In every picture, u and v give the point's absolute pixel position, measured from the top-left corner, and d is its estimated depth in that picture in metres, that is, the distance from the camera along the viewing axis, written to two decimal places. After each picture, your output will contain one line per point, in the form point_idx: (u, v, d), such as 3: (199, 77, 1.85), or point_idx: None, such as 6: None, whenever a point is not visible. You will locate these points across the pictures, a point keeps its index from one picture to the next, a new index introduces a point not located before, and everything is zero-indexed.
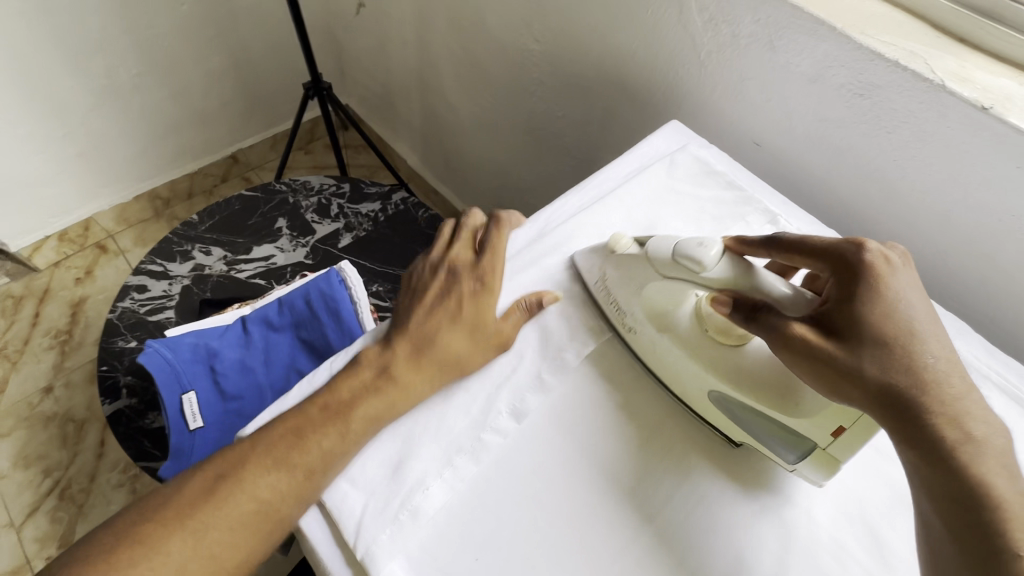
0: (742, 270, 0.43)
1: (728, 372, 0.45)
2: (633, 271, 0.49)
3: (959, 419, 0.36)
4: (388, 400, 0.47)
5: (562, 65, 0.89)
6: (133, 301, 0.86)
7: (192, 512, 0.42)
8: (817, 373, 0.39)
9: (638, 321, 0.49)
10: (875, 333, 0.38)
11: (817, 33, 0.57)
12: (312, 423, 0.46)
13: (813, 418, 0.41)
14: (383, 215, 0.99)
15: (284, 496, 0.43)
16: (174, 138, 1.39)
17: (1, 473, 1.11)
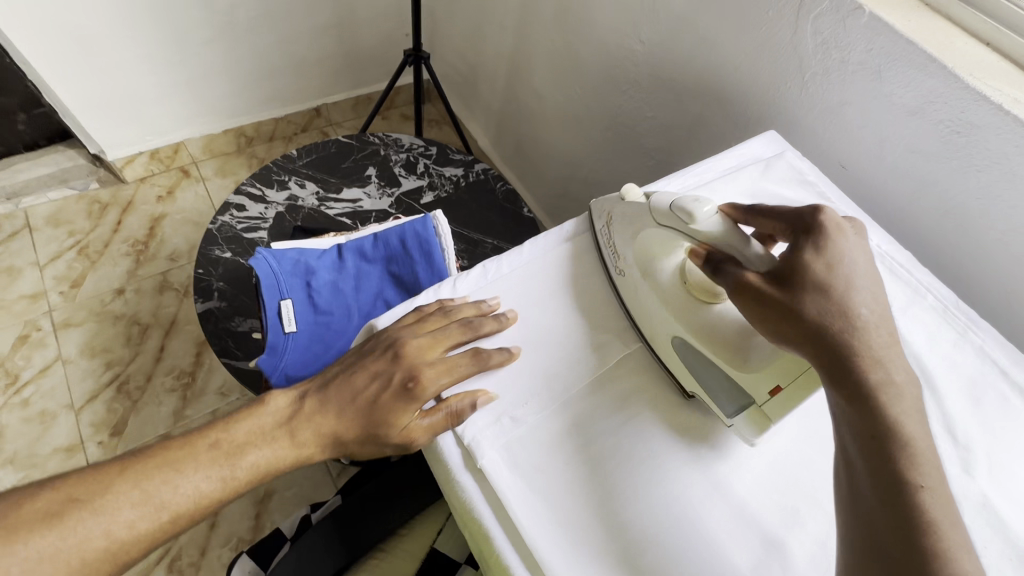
0: (732, 229, 0.46)
1: (693, 325, 0.49)
2: (633, 219, 0.54)
3: (876, 362, 0.40)
4: (282, 448, 0.50)
5: (661, 68, 0.94)
6: (232, 217, 0.93)
7: (31, 533, 0.42)
8: (758, 312, 0.44)
9: (630, 266, 0.54)
10: (816, 280, 0.43)
11: (926, 69, 0.61)
12: (308, 415, 0.51)
13: (758, 372, 0.47)
14: (464, 181, 1.06)
15: (140, 535, 0.45)
16: (270, 83, 1.48)
17: (69, 358, 1.19)
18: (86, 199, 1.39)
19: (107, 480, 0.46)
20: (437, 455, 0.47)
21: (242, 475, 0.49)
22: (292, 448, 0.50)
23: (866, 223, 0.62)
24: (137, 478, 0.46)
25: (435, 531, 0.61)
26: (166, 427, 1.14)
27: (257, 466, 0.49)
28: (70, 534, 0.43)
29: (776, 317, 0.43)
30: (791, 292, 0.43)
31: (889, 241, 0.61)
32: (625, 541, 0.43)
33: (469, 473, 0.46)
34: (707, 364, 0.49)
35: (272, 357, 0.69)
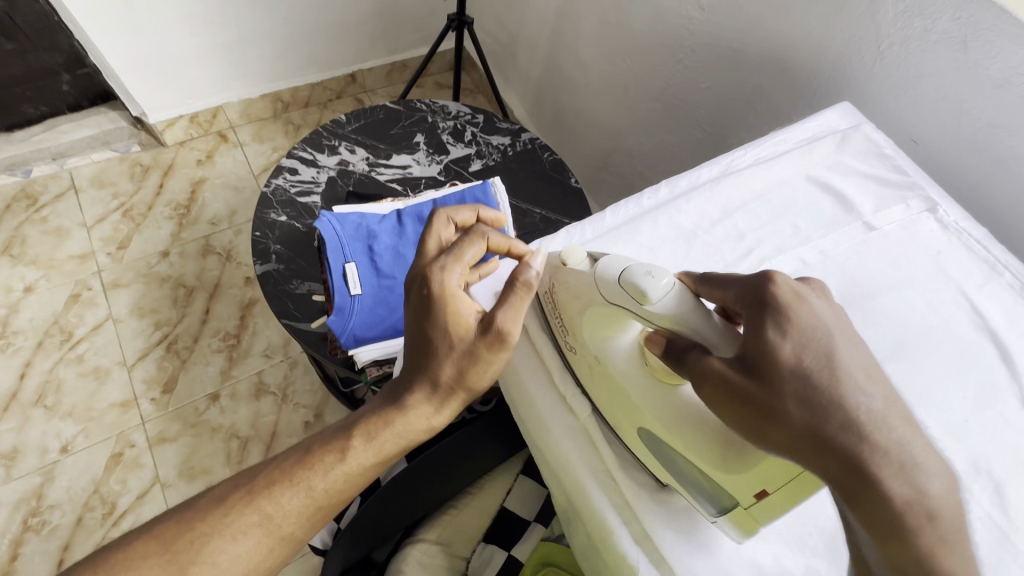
0: (693, 307, 0.40)
1: (671, 422, 0.41)
2: (597, 312, 0.45)
3: (887, 468, 0.33)
4: (393, 416, 0.50)
5: (720, 37, 0.92)
6: (286, 180, 0.94)
7: (194, 523, 0.46)
8: (736, 411, 0.37)
9: (584, 350, 0.46)
10: (794, 371, 0.36)
11: (1019, 39, 0.59)
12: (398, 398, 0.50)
13: (734, 475, 0.38)
14: (511, 150, 1.05)
15: (286, 515, 0.47)
16: (308, 47, 1.46)
17: (119, 317, 1.22)
18: (129, 161, 1.41)
19: (247, 489, 0.48)
20: (535, 412, 0.48)
21: (363, 462, 0.49)
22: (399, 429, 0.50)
23: (942, 197, 0.61)
24: (272, 483, 0.48)
25: (505, 491, 0.64)
26: (215, 386, 1.18)
27: (374, 450, 0.49)
28: (237, 536, 0.46)
29: (749, 413, 0.37)
30: (766, 388, 0.36)
31: (965, 217, 0.60)
32: (733, 511, 0.42)
33: (568, 432, 0.46)
34: (690, 474, 0.41)
35: (340, 318, 0.71)
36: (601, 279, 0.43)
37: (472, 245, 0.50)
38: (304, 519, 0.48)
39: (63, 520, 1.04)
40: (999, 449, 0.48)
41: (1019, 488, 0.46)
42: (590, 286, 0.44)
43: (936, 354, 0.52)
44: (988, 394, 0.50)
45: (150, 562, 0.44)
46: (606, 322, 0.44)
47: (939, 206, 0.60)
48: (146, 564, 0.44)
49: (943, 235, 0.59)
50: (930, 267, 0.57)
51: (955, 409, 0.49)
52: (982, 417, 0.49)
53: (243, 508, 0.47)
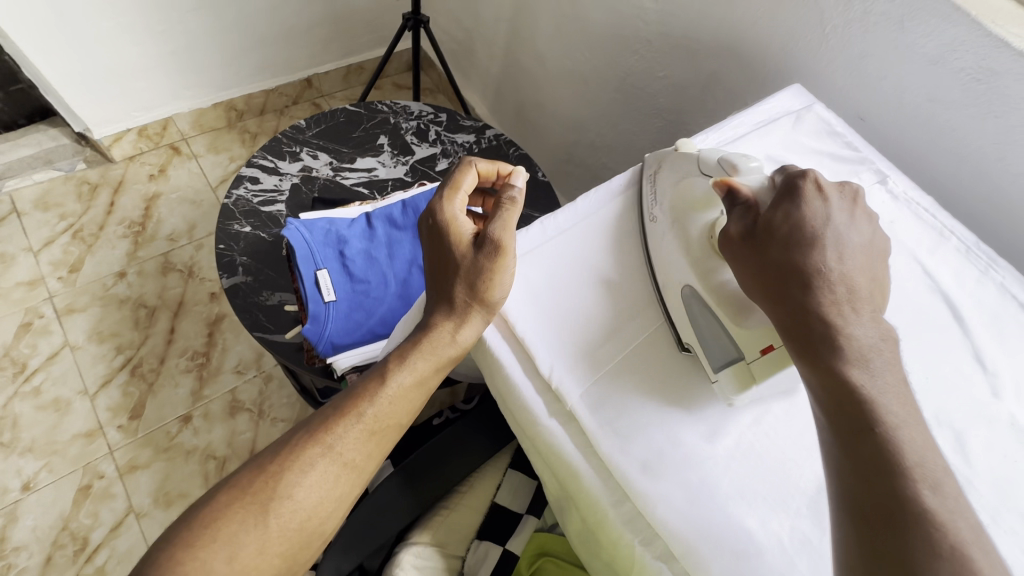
0: (764, 186, 0.47)
1: (710, 281, 0.48)
2: (680, 167, 0.52)
3: (831, 315, 0.40)
4: (426, 345, 0.50)
5: (673, 26, 0.94)
6: (247, 190, 0.91)
7: (265, 471, 0.46)
8: (740, 264, 0.45)
9: (660, 213, 0.52)
10: (796, 236, 0.42)
11: (949, 18, 0.63)
12: (424, 323, 0.52)
13: (754, 327, 0.45)
14: (476, 147, 1.05)
15: (347, 449, 0.47)
16: (259, 52, 1.42)
17: (76, 344, 1.16)
18: (75, 180, 1.34)
19: (307, 428, 0.48)
20: (520, 402, 0.47)
21: (405, 383, 0.50)
22: (434, 350, 0.50)
23: (891, 170, 0.65)
24: (327, 418, 0.48)
25: (494, 487, 0.64)
26: (186, 408, 1.14)
27: (413, 370, 0.50)
28: (306, 469, 0.46)
29: (744, 262, 0.45)
30: (752, 245, 0.44)
31: (913, 187, 0.64)
32: (721, 480, 0.43)
33: (556, 419, 0.46)
34: (711, 318, 0.47)
35: (315, 326, 0.69)
36: (700, 159, 0.51)
37: (465, 174, 0.56)
38: (365, 445, 0.48)
39: (30, 562, 0.98)
40: (959, 400, 0.51)
41: (978, 436, 0.49)
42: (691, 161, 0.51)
43: (896, 316, 0.55)
44: (943, 350, 0.54)
45: (233, 512, 0.44)
46: (703, 194, 0.51)
47: (888, 178, 0.64)
48: (231, 512, 0.44)
49: (893, 205, 0.62)
50: (885, 236, 0.60)
51: (916, 368, 0.52)
52: (940, 373, 0.52)
53: (305, 444, 0.47)
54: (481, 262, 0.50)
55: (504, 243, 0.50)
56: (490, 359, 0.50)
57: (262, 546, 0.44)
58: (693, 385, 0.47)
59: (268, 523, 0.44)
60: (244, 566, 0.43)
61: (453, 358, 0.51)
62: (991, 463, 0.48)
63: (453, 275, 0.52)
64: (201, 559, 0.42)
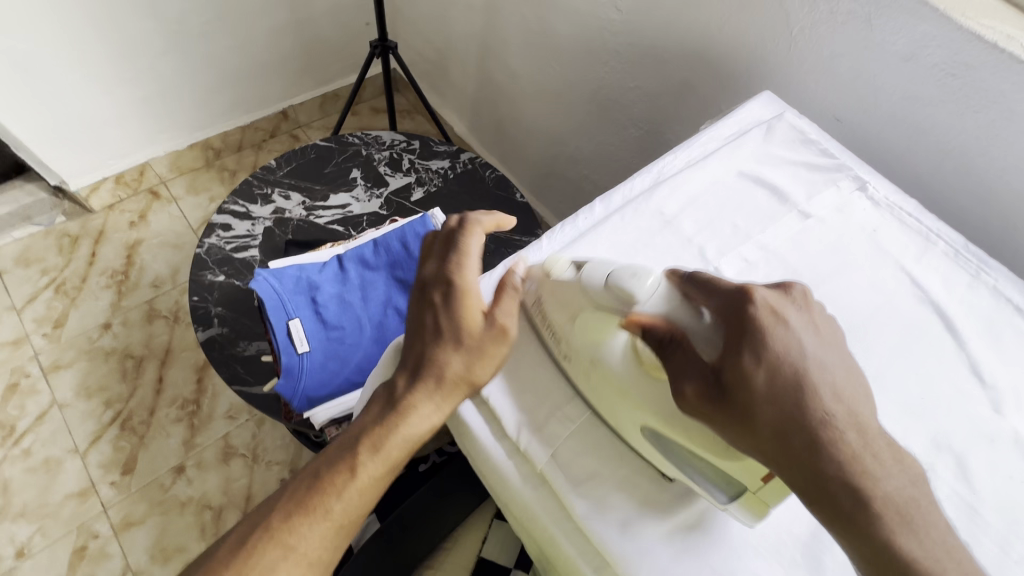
0: (680, 306, 0.42)
1: (663, 410, 0.41)
2: (566, 298, 0.47)
3: (851, 461, 0.35)
4: (397, 432, 0.46)
5: (642, 34, 0.92)
6: (219, 238, 0.89)
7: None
8: (717, 419, 0.38)
9: (571, 350, 0.46)
10: (771, 386, 0.36)
11: (918, 13, 0.61)
12: (395, 402, 0.47)
13: (741, 462, 0.38)
14: (452, 173, 1.03)
15: (313, 548, 0.45)
16: (231, 89, 1.41)
17: (64, 402, 1.15)
18: (55, 234, 1.33)
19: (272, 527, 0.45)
20: (491, 463, 0.45)
21: (376, 473, 0.46)
22: (405, 435, 0.46)
23: (871, 175, 0.62)
24: (290, 516, 0.45)
25: (481, 538, 0.63)
26: (178, 458, 1.12)
27: (383, 459, 0.46)
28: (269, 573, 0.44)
29: (724, 419, 0.37)
30: (732, 400, 0.37)
31: (895, 191, 0.62)
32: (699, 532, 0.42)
33: (528, 481, 0.44)
34: (691, 458, 0.41)
35: (289, 380, 0.67)
36: (589, 284, 0.45)
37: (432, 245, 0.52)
38: (331, 539, 0.45)
39: None
40: (959, 422, 0.48)
41: (979, 459, 0.47)
42: (578, 292, 0.46)
43: (885, 333, 0.52)
44: (937, 366, 0.51)
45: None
46: (598, 324, 0.45)
47: (868, 184, 0.61)
48: None
49: (876, 213, 0.60)
50: (868, 245, 0.58)
51: (910, 389, 0.50)
52: (935, 390, 0.50)
53: (267, 545, 0.44)
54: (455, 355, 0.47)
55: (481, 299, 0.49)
56: (459, 418, 0.48)
57: None
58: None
59: None
60: None
61: (427, 437, 0.47)
62: (994, 486, 0.46)
63: (432, 342, 0.48)
64: None
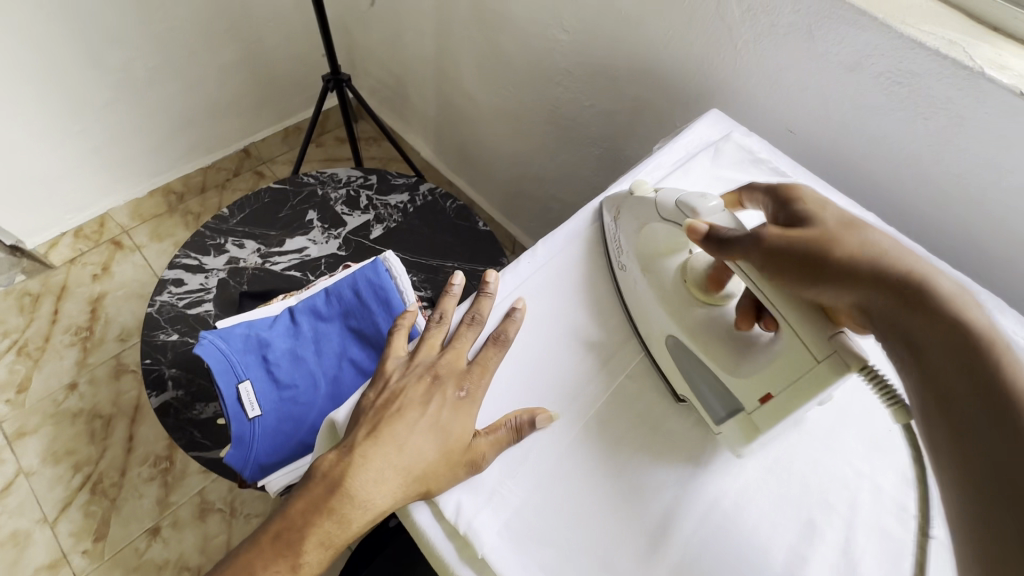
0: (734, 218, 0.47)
1: (689, 326, 0.47)
2: (640, 214, 0.52)
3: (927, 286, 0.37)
4: (347, 522, 0.41)
5: (590, 54, 0.91)
6: (171, 295, 0.86)
7: None
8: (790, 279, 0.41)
9: (629, 260, 0.52)
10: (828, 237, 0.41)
11: (857, 23, 0.59)
12: (348, 488, 0.41)
13: (748, 378, 0.43)
14: (411, 207, 1.00)
15: None
16: (188, 132, 1.39)
17: (31, 470, 1.11)
18: (15, 293, 1.29)
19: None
20: (428, 545, 0.41)
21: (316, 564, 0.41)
22: (349, 523, 0.41)
23: (824, 192, 0.61)
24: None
25: None
26: (153, 519, 1.08)
27: (326, 553, 0.41)
28: None
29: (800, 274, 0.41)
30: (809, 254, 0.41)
31: (849, 207, 0.60)
32: None
33: (468, 565, 0.40)
34: (703, 368, 0.46)
35: (240, 448, 0.65)
36: (661, 207, 0.50)
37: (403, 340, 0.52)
38: None
39: None
40: None
41: None
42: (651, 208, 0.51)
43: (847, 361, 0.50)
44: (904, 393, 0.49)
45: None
46: (665, 238, 0.51)
47: (822, 201, 0.59)
48: None
49: None
50: None
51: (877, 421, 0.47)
52: None
53: None
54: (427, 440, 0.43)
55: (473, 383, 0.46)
56: None
57: None
58: (617, 509, 0.42)
59: None
60: None
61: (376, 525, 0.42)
62: None
63: (388, 417, 0.44)
64: None
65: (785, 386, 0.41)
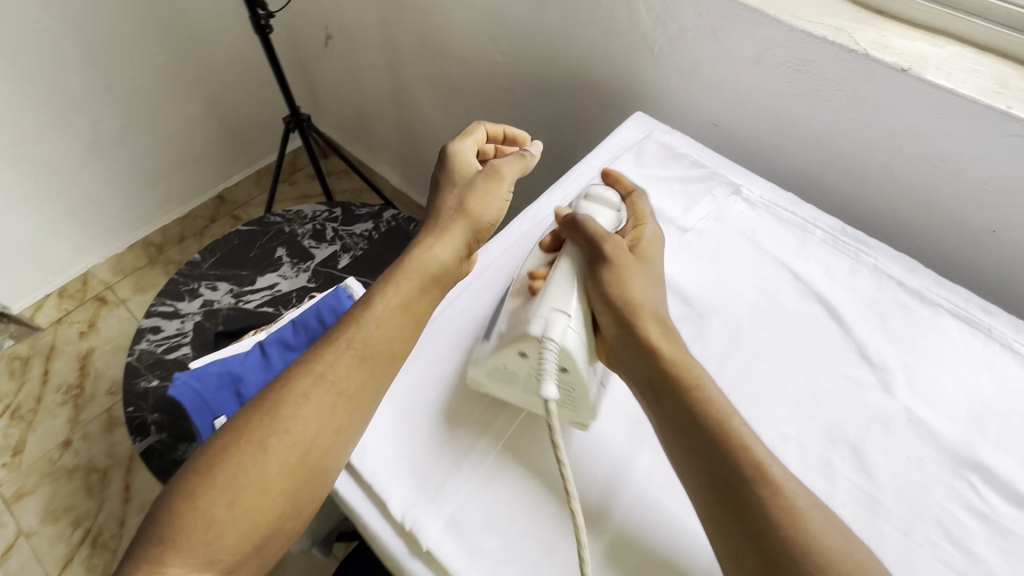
0: (612, 218, 0.56)
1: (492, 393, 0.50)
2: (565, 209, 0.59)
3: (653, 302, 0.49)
4: (435, 246, 0.55)
5: (529, 72, 0.95)
6: (149, 342, 0.89)
7: (281, 395, 0.46)
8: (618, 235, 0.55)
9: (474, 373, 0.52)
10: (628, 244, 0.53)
11: (753, 20, 0.63)
12: (427, 237, 0.57)
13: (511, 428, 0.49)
14: (376, 233, 1.04)
15: (362, 366, 0.49)
16: (161, 185, 1.43)
17: (31, 530, 1.12)
18: (5, 359, 1.32)
19: (257, 406, 0.46)
20: (384, 550, 0.45)
21: (393, 305, 0.52)
22: (435, 251, 0.55)
23: (743, 177, 0.65)
24: (323, 347, 0.50)
25: None
26: None
27: (417, 276, 0.54)
28: (315, 385, 0.47)
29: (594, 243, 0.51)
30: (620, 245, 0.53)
31: (768, 188, 0.64)
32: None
33: (419, 558, 0.44)
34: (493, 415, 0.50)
35: None
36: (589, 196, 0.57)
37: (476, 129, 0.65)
38: (362, 367, 0.49)
39: None
40: (850, 410, 0.49)
41: (875, 444, 0.47)
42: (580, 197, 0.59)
43: (771, 331, 0.53)
44: (824, 358, 0.52)
45: (203, 498, 0.42)
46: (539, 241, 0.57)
47: (741, 187, 0.63)
48: (249, 431, 0.45)
49: (752, 214, 0.62)
50: (747, 247, 0.59)
51: (801, 386, 0.50)
52: (826, 383, 0.50)
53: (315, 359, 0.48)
54: (476, 184, 0.59)
55: (498, 165, 0.60)
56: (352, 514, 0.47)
57: (272, 470, 0.43)
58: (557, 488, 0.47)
59: (270, 442, 0.44)
60: (250, 498, 0.42)
61: (451, 259, 0.55)
62: (894, 472, 0.46)
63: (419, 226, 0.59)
64: (244, 464, 0.43)
65: (495, 342, 0.48)
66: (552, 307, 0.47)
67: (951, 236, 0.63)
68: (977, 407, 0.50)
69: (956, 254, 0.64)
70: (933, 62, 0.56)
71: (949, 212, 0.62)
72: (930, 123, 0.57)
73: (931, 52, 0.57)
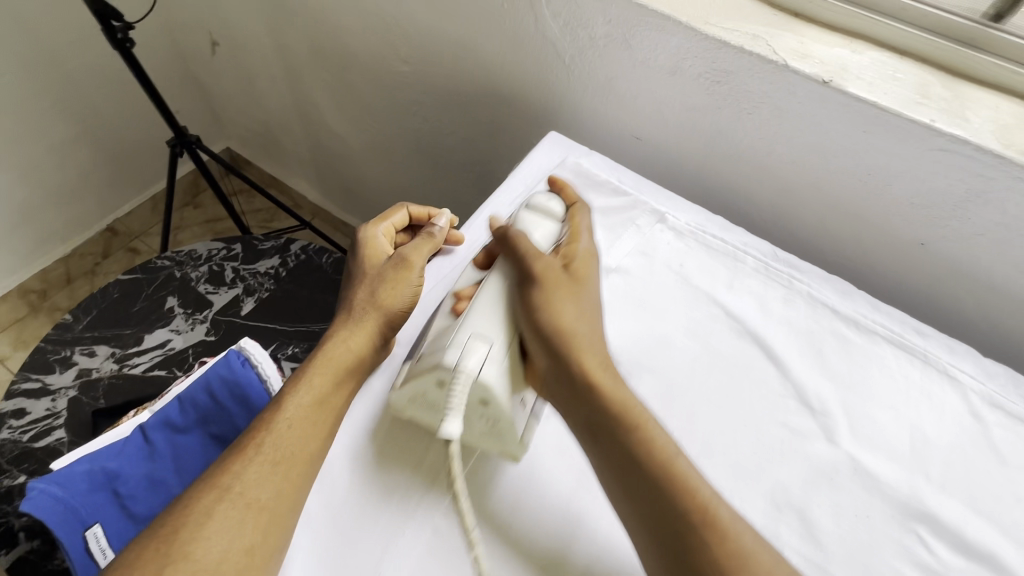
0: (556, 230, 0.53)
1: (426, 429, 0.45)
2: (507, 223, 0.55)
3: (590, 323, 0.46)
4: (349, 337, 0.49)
5: (436, 83, 0.86)
6: (12, 430, 0.76)
7: (178, 521, 0.39)
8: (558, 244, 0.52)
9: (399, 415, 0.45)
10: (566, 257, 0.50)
11: (666, 27, 0.57)
12: (336, 332, 0.50)
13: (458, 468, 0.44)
14: (284, 270, 0.92)
15: (271, 479, 0.41)
16: (33, 224, 1.25)
17: None
18: None
19: (149, 538, 0.39)
20: None
21: (306, 402, 0.45)
22: (347, 345, 0.48)
23: (667, 203, 0.59)
24: (228, 458, 0.43)
25: None
26: None
27: (329, 373, 0.47)
28: (214, 509, 0.40)
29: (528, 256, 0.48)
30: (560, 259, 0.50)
31: (694, 213, 0.59)
32: None
33: None
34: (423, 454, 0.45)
35: None
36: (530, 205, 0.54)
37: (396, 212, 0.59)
38: (273, 477, 0.41)
39: None
40: (792, 466, 0.45)
41: (820, 505, 0.44)
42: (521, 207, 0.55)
43: (706, 382, 0.48)
44: (763, 408, 0.48)
45: None
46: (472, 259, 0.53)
47: (666, 214, 0.58)
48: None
49: (679, 244, 0.56)
50: (676, 286, 0.54)
51: (741, 445, 0.46)
52: (766, 439, 0.46)
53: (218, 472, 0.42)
54: (384, 273, 0.52)
55: (407, 253, 0.53)
56: None
57: None
58: None
59: None
60: None
61: (366, 353, 0.48)
62: (841, 535, 0.42)
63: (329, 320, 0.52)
64: None
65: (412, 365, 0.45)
66: (471, 332, 0.43)
67: (880, 250, 0.60)
68: (920, 448, 0.46)
69: (889, 267, 0.61)
70: (853, 71, 0.52)
71: (879, 226, 0.59)
72: (855, 137, 0.53)
73: (852, 59, 0.53)
